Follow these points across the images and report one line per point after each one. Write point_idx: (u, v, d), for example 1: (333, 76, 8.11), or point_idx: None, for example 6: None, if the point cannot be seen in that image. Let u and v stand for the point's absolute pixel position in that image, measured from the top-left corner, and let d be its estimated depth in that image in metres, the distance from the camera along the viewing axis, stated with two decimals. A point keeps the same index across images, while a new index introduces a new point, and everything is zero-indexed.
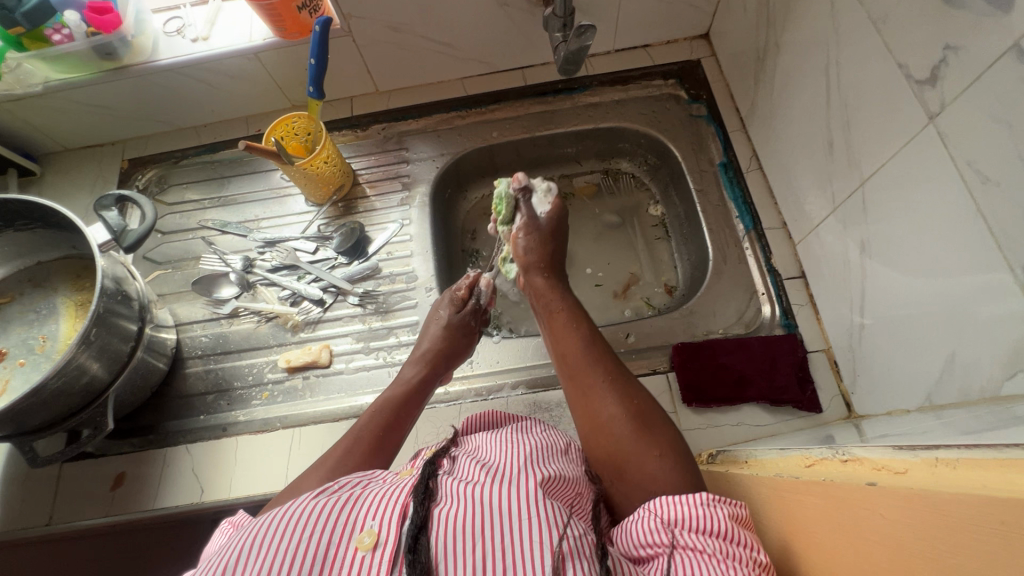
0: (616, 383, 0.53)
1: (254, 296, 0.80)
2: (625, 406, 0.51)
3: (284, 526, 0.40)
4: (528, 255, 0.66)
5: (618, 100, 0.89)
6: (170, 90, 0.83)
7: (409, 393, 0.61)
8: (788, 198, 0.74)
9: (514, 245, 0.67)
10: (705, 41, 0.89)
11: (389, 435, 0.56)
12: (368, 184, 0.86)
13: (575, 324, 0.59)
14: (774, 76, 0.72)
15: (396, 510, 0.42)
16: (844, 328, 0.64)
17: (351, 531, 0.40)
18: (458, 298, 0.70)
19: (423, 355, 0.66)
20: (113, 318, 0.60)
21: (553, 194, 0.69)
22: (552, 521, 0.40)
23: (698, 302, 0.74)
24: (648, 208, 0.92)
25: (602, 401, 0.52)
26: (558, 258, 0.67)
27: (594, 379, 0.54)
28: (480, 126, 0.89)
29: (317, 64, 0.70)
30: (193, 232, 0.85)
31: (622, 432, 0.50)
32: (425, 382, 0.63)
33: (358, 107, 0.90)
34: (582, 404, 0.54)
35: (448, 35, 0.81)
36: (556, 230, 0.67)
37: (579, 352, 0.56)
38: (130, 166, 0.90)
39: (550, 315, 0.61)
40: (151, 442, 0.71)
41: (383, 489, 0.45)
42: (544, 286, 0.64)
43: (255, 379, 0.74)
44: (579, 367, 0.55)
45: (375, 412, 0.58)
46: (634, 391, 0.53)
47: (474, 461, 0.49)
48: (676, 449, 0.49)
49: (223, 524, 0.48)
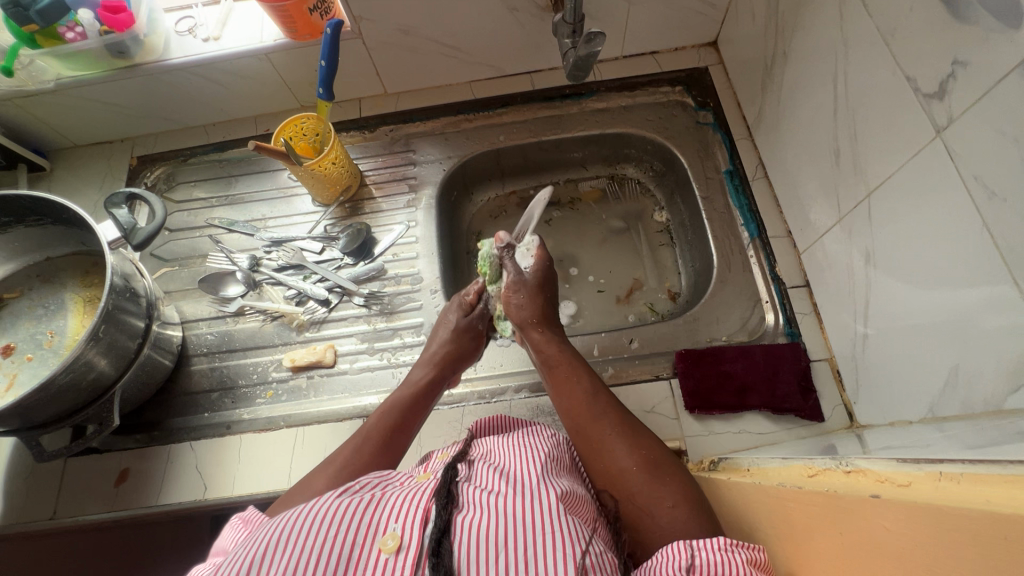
0: (621, 435, 0.54)
1: (260, 295, 0.80)
2: (635, 458, 0.52)
3: (310, 523, 0.40)
4: (521, 313, 0.67)
5: (626, 106, 0.89)
6: (180, 89, 0.83)
7: (416, 396, 0.61)
8: (793, 207, 0.74)
9: (508, 303, 0.68)
10: (713, 49, 0.90)
11: (395, 440, 0.57)
12: (374, 185, 0.87)
13: (575, 375, 0.60)
14: (782, 85, 0.72)
15: (419, 515, 0.42)
16: (846, 338, 0.65)
17: (375, 533, 0.41)
18: (466, 303, 0.71)
19: (433, 358, 0.66)
20: (121, 316, 0.61)
21: (536, 245, 0.71)
22: (573, 534, 0.41)
23: (701, 309, 0.74)
24: (653, 214, 0.92)
25: (613, 455, 0.53)
26: (551, 310, 0.68)
27: (600, 432, 0.55)
28: (487, 130, 0.89)
29: (328, 66, 0.71)
30: (200, 230, 0.86)
31: (635, 483, 0.50)
32: (433, 385, 0.63)
33: (367, 108, 0.91)
34: (592, 457, 0.55)
35: (458, 39, 0.82)
36: (543, 283, 0.69)
37: (582, 405, 0.57)
38: (139, 163, 0.91)
39: (552, 368, 0.62)
40: (155, 438, 0.71)
41: (404, 492, 0.46)
42: (540, 339, 0.64)
43: (260, 378, 0.75)
44: (586, 419, 0.56)
45: (383, 414, 0.59)
46: (641, 441, 0.54)
47: (493, 468, 0.50)
48: (690, 494, 0.49)
49: (235, 519, 0.49)
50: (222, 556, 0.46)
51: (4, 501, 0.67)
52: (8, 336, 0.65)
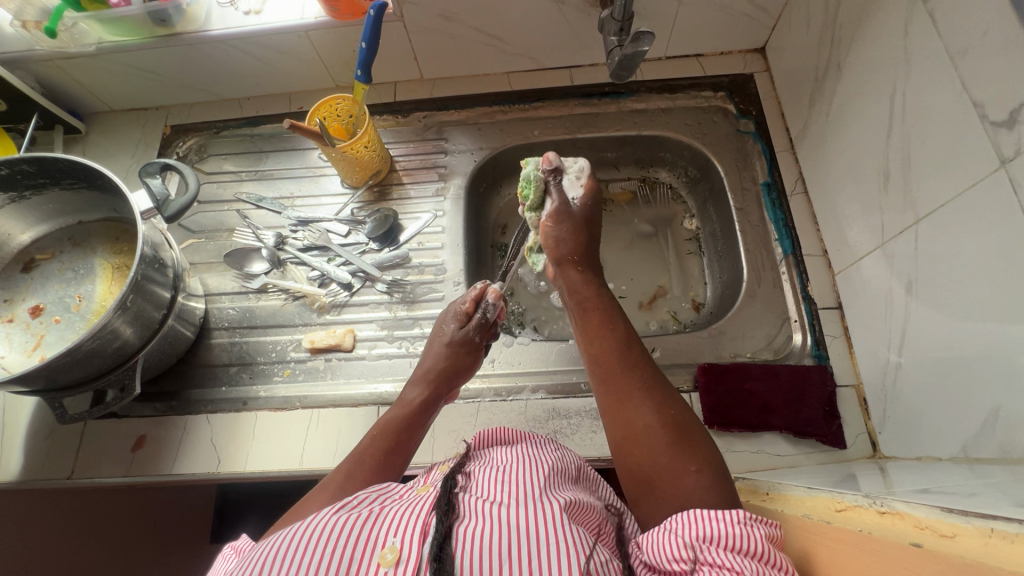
0: (652, 392, 0.53)
1: (283, 274, 0.80)
2: (662, 416, 0.51)
3: (307, 541, 0.40)
4: (561, 247, 0.64)
5: (665, 109, 0.87)
6: (218, 60, 0.83)
7: (410, 416, 0.61)
8: (832, 226, 0.72)
9: (546, 233, 0.65)
10: (760, 55, 0.87)
11: (391, 457, 0.57)
12: (404, 171, 0.86)
13: (610, 324, 0.58)
14: (831, 99, 0.69)
15: (417, 529, 0.42)
16: (877, 366, 0.63)
17: (374, 545, 0.41)
18: (463, 312, 0.69)
19: (426, 375, 0.65)
20: (149, 285, 0.61)
21: (586, 175, 0.66)
22: (577, 546, 0.41)
23: (727, 323, 0.73)
24: (683, 221, 0.91)
25: (639, 410, 0.52)
26: (591, 248, 0.65)
27: (628, 386, 0.53)
28: (522, 123, 0.87)
29: (368, 48, 0.70)
30: (228, 204, 0.86)
31: (658, 441, 0.50)
32: (427, 404, 0.63)
33: (402, 93, 0.90)
34: (615, 409, 0.53)
35: (500, 29, 0.80)
36: (588, 221, 0.65)
37: (614, 357, 0.56)
38: (172, 132, 0.91)
39: (584, 311, 0.61)
40: (173, 408, 0.72)
41: (403, 507, 0.45)
42: (578, 280, 0.63)
43: (278, 356, 0.75)
44: (613, 368, 0.55)
45: (376, 435, 0.58)
46: (670, 404, 0.53)
47: (491, 479, 0.49)
48: (712, 465, 0.49)
49: (227, 549, 0.48)
50: None
51: (24, 458, 0.69)
52: (37, 297, 0.66)
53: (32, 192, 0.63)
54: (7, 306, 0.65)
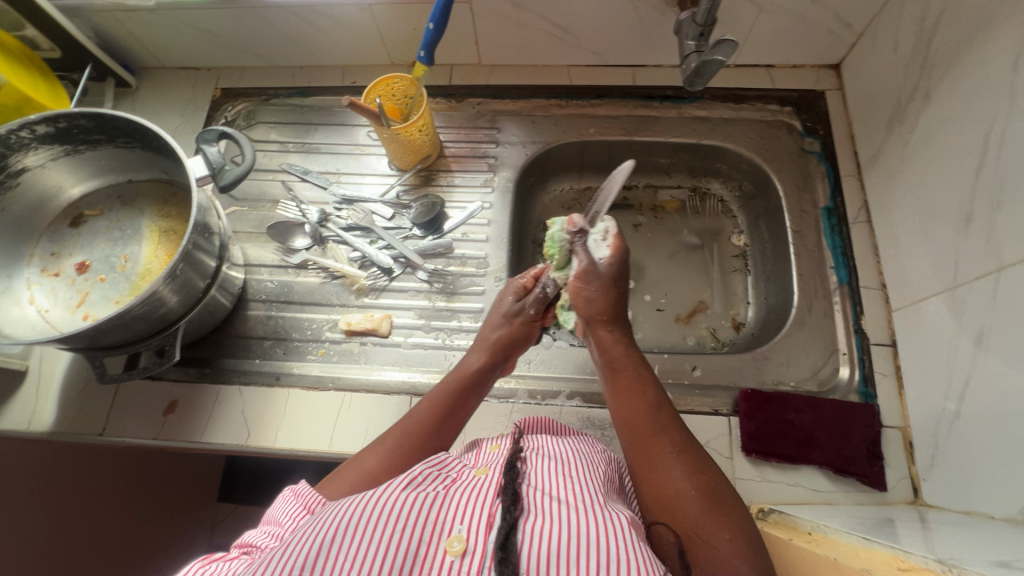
0: (682, 455, 0.50)
1: (324, 252, 0.79)
2: (694, 482, 0.48)
3: (378, 515, 0.40)
4: (591, 305, 0.62)
5: (727, 118, 0.84)
6: (276, 26, 0.81)
7: (468, 381, 0.60)
8: (894, 261, 0.69)
9: (575, 295, 0.64)
10: (833, 72, 0.83)
11: (445, 424, 0.57)
12: (453, 158, 0.84)
13: (641, 384, 0.56)
14: (913, 128, 0.66)
15: (483, 518, 0.41)
16: (930, 412, 0.61)
17: (441, 532, 0.40)
18: (521, 288, 0.69)
19: (485, 345, 0.64)
20: (196, 254, 0.60)
21: (612, 235, 0.63)
22: (646, 559, 0.39)
23: (772, 348, 0.71)
24: (731, 236, 0.89)
25: (669, 475, 0.49)
26: (623, 308, 0.64)
27: (659, 449, 0.51)
28: (579, 119, 0.85)
29: (435, 29, 0.67)
30: (274, 175, 0.85)
31: (690, 505, 0.46)
32: (485, 372, 0.62)
33: (458, 77, 0.87)
34: (644, 472, 0.50)
35: (569, 20, 0.77)
36: (616, 277, 0.63)
37: (646, 419, 0.53)
38: (221, 95, 0.89)
39: (614, 370, 0.59)
40: (206, 376, 0.72)
41: (466, 490, 0.45)
42: (609, 339, 0.61)
43: (314, 334, 0.74)
44: (644, 430, 0.53)
45: (433, 400, 0.58)
46: (705, 469, 0.49)
47: (549, 473, 0.48)
48: (748, 535, 0.45)
49: (286, 491, 0.50)
50: (274, 525, 0.48)
51: (58, 410, 0.69)
52: (84, 254, 0.66)
53: (87, 146, 0.63)
54: (54, 259, 0.65)
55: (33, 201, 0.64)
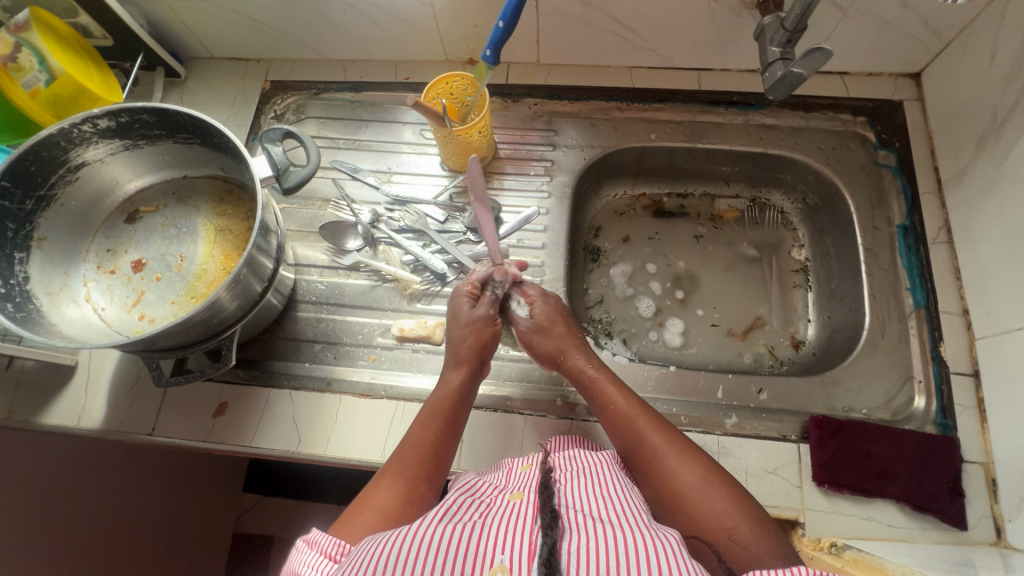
0: (673, 450, 0.52)
1: (375, 254, 0.77)
2: (692, 471, 0.50)
3: (417, 553, 0.37)
4: (546, 343, 0.64)
5: (796, 127, 0.80)
6: (332, 18, 0.78)
7: (452, 400, 0.59)
8: (980, 286, 0.65)
9: (532, 348, 0.65)
10: (912, 82, 0.79)
11: (444, 444, 0.56)
12: (508, 160, 0.81)
13: (613, 395, 0.58)
14: (1010, 146, 0.62)
15: (525, 546, 0.37)
16: (1018, 450, 0.58)
17: (483, 562, 0.37)
18: (471, 294, 0.67)
19: (458, 357, 0.62)
20: (257, 256, 0.59)
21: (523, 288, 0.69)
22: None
23: (843, 373, 0.68)
24: (791, 250, 0.86)
25: (670, 472, 0.51)
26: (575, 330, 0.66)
27: (653, 454, 0.53)
28: (639, 124, 0.82)
29: (504, 28, 0.64)
30: (323, 172, 0.83)
31: (694, 495, 0.49)
32: (468, 386, 0.60)
33: (515, 76, 0.84)
34: (648, 477, 0.53)
35: (638, 21, 0.74)
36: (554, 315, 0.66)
37: (629, 431, 0.55)
38: (271, 88, 0.87)
39: (591, 390, 0.60)
40: (256, 378, 0.71)
41: (506, 517, 0.41)
42: (578, 362, 0.62)
43: (364, 339, 0.73)
44: (631, 442, 0.55)
45: (421, 424, 0.57)
46: (699, 456, 0.52)
47: (586, 494, 0.46)
48: (750, 510, 0.47)
49: (299, 543, 0.48)
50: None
51: (108, 408, 0.68)
52: (140, 251, 0.64)
53: (146, 141, 0.61)
54: (110, 256, 0.64)
55: (91, 196, 0.63)
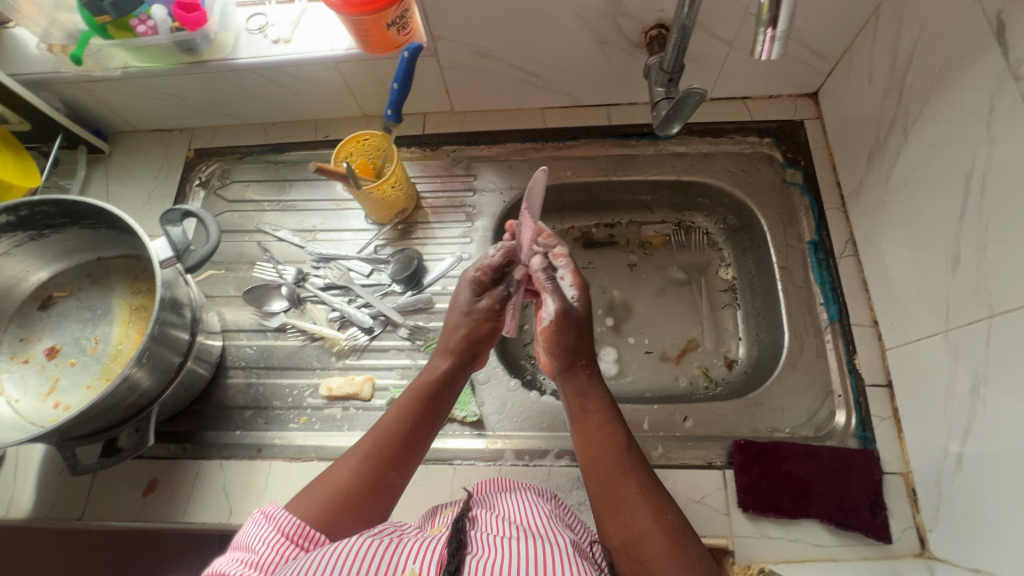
0: (648, 498, 0.52)
1: (302, 313, 0.77)
2: (659, 523, 0.50)
3: (336, 562, 0.40)
4: (562, 352, 0.63)
5: (706, 153, 0.82)
6: (244, 86, 0.80)
7: (437, 385, 0.62)
8: (885, 298, 0.67)
9: (550, 339, 0.64)
10: (811, 101, 0.82)
11: (417, 436, 0.58)
12: (430, 209, 0.83)
13: (610, 428, 0.58)
14: (894, 162, 0.64)
15: (434, 560, 0.41)
16: (931, 460, 0.58)
17: (394, 571, 0.39)
18: (479, 282, 0.70)
19: (451, 346, 0.65)
20: (167, 331, 0.61)
21: (572, 271, 0.67)
22: None
23: (766, 393, 0.68)
24: (718, 270, 0.87)
25: (636, 516, 0.51)
26: (590, 347, 0.65)
27: (626, 496, 0.53)
28: (555, 162, 0.84)
29: (399, 89, 0.66)
30: (250, 235, 0.84)
31: (654, 548, 0.49)
32: (456, 376, 0.64)
33: (431, 125, 0.86)
34: (609, 515, 0.53)
35: (538, 66, 0.76)
36: (586, 318, 0.65)
37: (610, 462, 0.55)
38: (195, 156, 0.89)
39: (585, 413, 0.60)
40: (187, 451, 0.70)
41: (420, 539, 0.44)
42: (583, 380, 0.62)
43: (294, 401, 0.73)
44: (610, 474, 0.55)
45: (402, 411, 0.59)
46: (662, 500, 0.53)
47: (499, 520, 0.49)
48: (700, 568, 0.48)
49: (257, 513, 0.49)
50: (246, 551, 0.46)
51: (35, 495, 0.68)
52: (54, 337, 0.64)
53: (51, 230, 0.62)
54: (24, 345, 0.64)
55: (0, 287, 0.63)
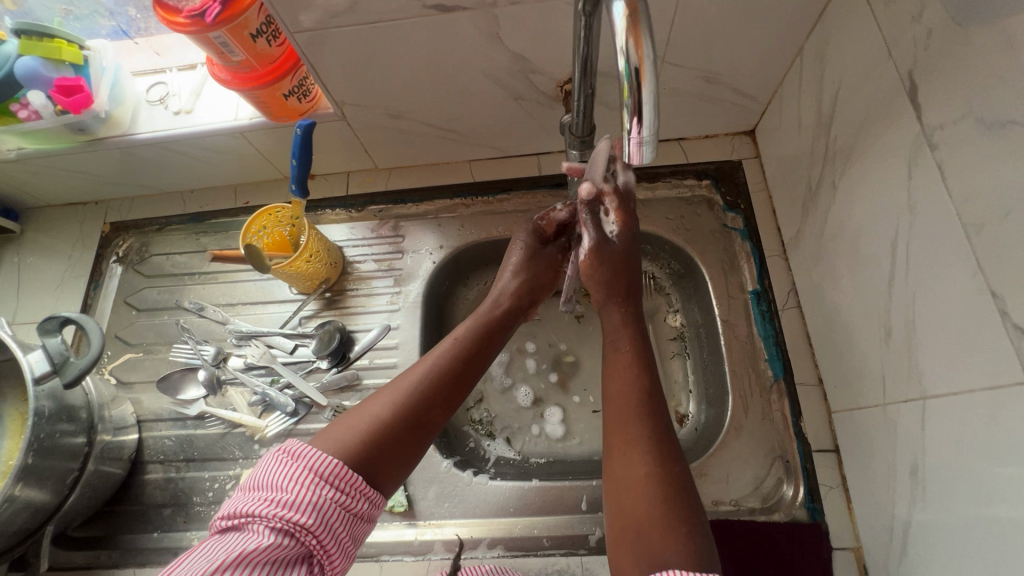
0: (656, 442, 0.48)
1: (223, 398, 0.74)
2: (658, 466, 0.47)
3: None
4: (602, 286, 0.61)
5: (643, 199, 0.78)
6: (151, 159, 0.76)
7: (491, 323, 0.62)
8: (827, 356, 0.63)
9: (588, 271, 0.61)
10: (749, 138, 0.79)
11: (468, 367, 0.56)
12: (357, 274, 0.79)
13: (632, 372, 0.54)
14: (826, 213, 0.61)
15: None
16: (878, 538, 0.55)
17: None
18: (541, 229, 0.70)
19: (516, 289, 0.67)
20: (57, 442, 0.57)
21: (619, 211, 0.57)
22: None
23: (710, 463, 0.64)
24: (665, 317, 0.81)
25: (636, 457, 0.47)
26: (635, 287, 0.61)
27: (633, 436, 0.49)
28: (486, 217, 0.79)
29: (299, 165, 0.62)
30: (170, 313, 0.80)
31: (647, 493, 0.45)
32: (509, 317, 0.64)
33: (355, 185, 0.83)
34: (615, 454, 0.49)
35: (456, 123, 0.73)
36: (629, 256, 0.60)
37: (630, 400, 0.52)
38: (111, 230, 0.85)
39: (615, 351, 0.57)
40: (99, 559, 0.66)
41: None
42: (618, 321, 0.60)
43: (216, 496, 0.68)
44: (623, 413, 0.51)
45: (454, 343, 0.58)
46: (674, 453, 0.48)
47: None
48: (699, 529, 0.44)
49: (279, 450, 0.46)
50: (271, 490, 0.44)
51: None
52: None
53: None
54: None
55: None
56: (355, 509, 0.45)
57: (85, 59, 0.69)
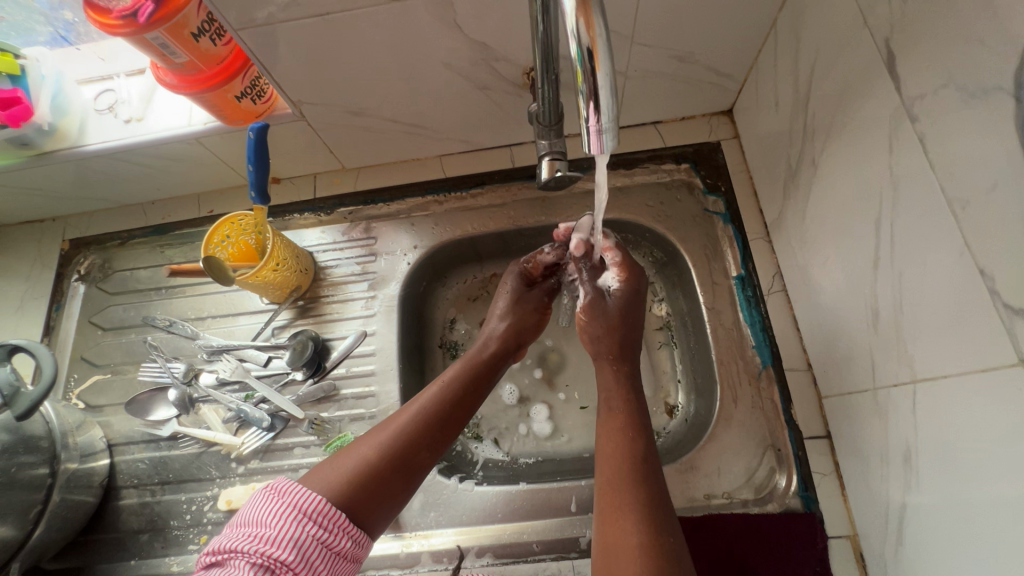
0: (649, 506, 0.46)
1: (196, 416, 0.71)
2: (649, 535, 0.44)
3: None
4: (595, 343, 0.62)
5: (622, 187, 0.76)
6: (104, 171, 0.72)
7: (483, 364, 0.60)
8: (814, 340, 0.62)
9: (584, 327, 0.64)
10: (727, 118, 0.76)
11: (457, 417, 0.54)
12: (330, 280, 0.76)
13: (627, 435, 0.52)
14: (808, 193, 0.58)
15: None
16: (874, 525, 0.53)
17: None
18: (528, 272, 0.70)
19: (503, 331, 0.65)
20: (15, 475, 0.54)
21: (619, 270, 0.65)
22: None
23: (701, 456, 0.62)
24: (650, 306, 0.79)
25: (626, 525, 0.45)
26: (631, 343, 0.62)
27: (624, 501, 0.47)
28: (460, 214, 0.77)
29: (256, 170, 0.59)
30: (137, 330, 0.77)
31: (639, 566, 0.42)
32: (497, 361, 0.62)
33: (322, 187, 0.80)
34: (606, 518, 0.47)
35: (421, 118, 0.70)
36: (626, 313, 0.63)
37: (622, 461, 0.50)
38: (71, 247, 0.81)
39: (609, 411, 0.55)
40: None
41: None
42: (611, 376, 0.59)
43: (193, 519, 0.66)
44: (617, 476, 0.49)
45: (445, 385, 0.55)
46: (663, 514, 0.46)
47: None
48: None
49: (263, 488, 0.44)
50: (254, 526, 0.42)
51: None
52: None
53: None
54: None
55: None
56: (338, 548, 0.43)
57: (22, 70, 0.66)
